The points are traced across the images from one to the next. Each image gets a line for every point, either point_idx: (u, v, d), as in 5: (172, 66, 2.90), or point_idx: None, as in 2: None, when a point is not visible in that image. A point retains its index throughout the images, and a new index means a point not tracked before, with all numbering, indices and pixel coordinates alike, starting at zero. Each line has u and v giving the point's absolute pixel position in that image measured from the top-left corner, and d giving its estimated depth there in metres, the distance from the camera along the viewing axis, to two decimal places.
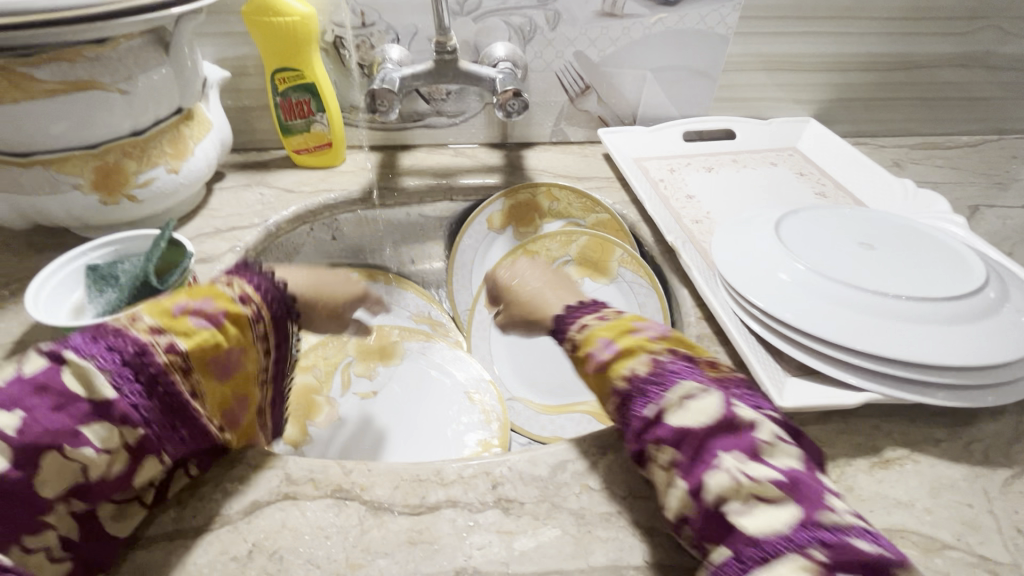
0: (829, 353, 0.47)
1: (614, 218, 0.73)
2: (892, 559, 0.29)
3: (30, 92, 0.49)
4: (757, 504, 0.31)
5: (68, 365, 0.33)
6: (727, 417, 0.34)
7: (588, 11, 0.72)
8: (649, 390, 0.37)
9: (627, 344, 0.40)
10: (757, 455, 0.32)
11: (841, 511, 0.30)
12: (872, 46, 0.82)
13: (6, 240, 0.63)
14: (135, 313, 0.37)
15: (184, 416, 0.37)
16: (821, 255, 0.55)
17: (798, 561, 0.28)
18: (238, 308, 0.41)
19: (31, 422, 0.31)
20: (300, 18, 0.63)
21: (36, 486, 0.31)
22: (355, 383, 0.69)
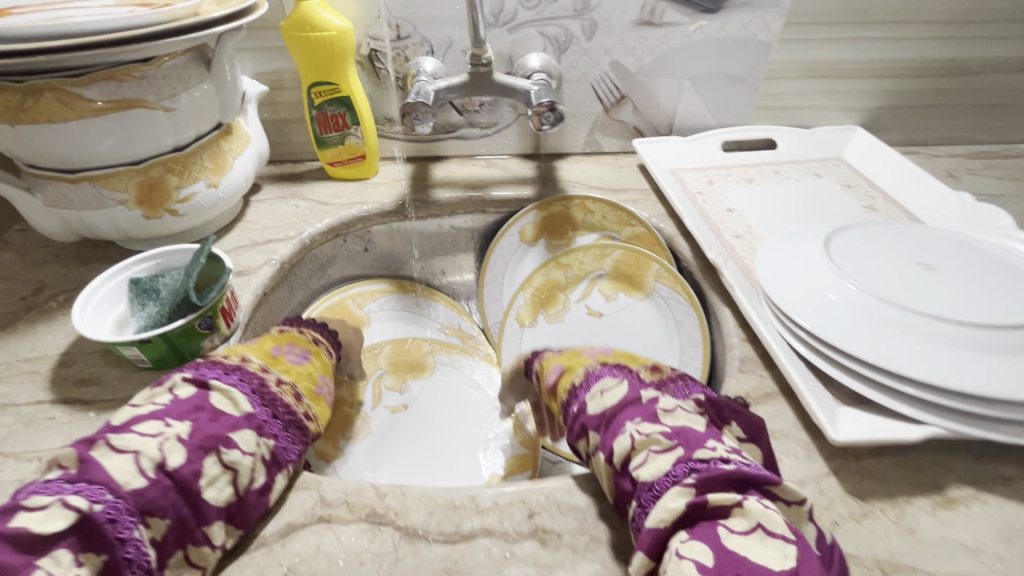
0: (884, 382, 0.44)
1: (649, 232, 0.71)
2: (757, 476, 0.36)
3: (80, 111, 0.50)
4: (652, 456, 0.38)
5: (215, 390, 0.41)
6: (629, 396, 0.42)
7: (626, 20, 0.71)
8: (577, 391, 0.45)
9: (569, 364, 0.49)
10: (653, 418, 0.40)
11: (717, 449, 0.38)
12: (926, 51, 0.78)
13: (54, 252, 0.65)
14: (242, 356, 0.46)
15: (304, 432, 0.44)
16: (873, 274, 0.52)
17: (677, 490, 0.35)
18: (315, 348, 0.53)
19: (197, 430, 0.37)
20: (337, 32, 0.64)
21: (199, 490, 0.36)
22: (387, 396, 0.68)
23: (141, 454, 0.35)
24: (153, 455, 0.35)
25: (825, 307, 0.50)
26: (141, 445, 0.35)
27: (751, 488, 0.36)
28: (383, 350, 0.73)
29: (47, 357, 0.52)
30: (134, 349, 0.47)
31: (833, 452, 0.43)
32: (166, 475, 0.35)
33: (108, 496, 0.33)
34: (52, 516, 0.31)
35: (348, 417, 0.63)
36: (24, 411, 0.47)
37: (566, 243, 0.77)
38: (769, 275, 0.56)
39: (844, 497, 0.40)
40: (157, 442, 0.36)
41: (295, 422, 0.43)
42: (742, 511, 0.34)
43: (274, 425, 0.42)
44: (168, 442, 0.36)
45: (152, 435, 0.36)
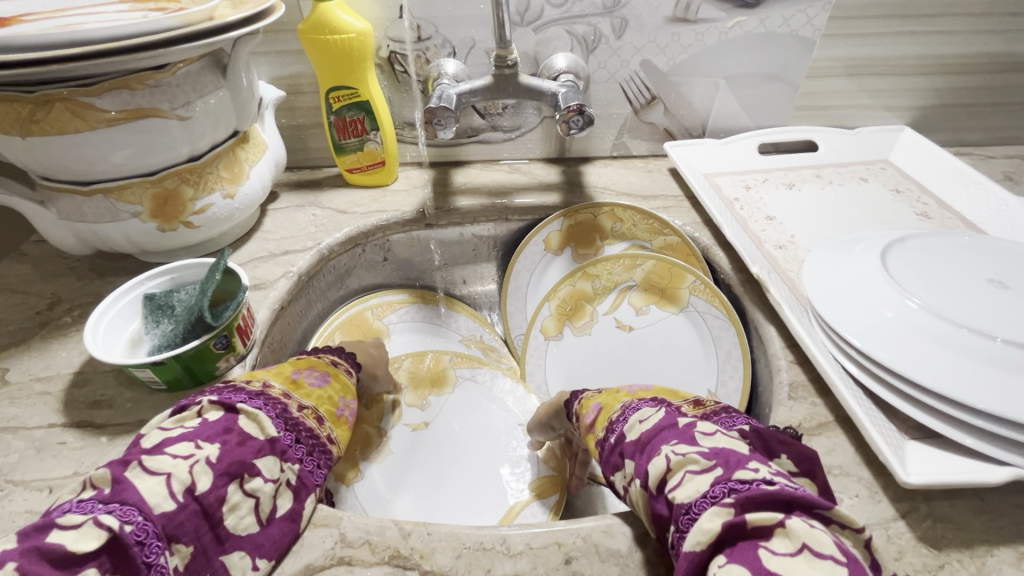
0: (956, 414, 0.40)
1: (684, 241, 0.67)
2: (807, 499, 0.32)
3: (92, 122, 0.48)
4: (689, 477, 0.35)
5: (244, 413, 0.38)
6: (665, 421, 0.40)
7: (659, 17, 0.67)
8: (615, 425, 0.44)
9: (606, 400, 0.48)
10: (692, 440, 0.37)
11: (761, 470, 0.34)
12: (982, 44, 0.73)
13: (70, 264, 0.63)
14: (262, 380, 0.44)
15: (328, 457, 0.42)
16: (936, 291, 0.47)
17: (714, 510, 0.32)
18: (335, 370, 0.51)
19: (225, 454, 0.35)
20: (356, 34, 0.61)
21: (221, 518, 0.34)
22: (406, 413, 0.65)
23: (172, 476, 0.33)
24: (184, 478, 0.33)
25: (882, 325, 0.46)
26: (173, 467, 0.34)
27: (799, 509, 0.32)
28: (403, 364, 0.70)
29: (60, 376, 0.50)
30: (146, 371, 0.45)
31: (899, 492, 0.40)
32: (194, 499, 0.33)
33: (139, 519, 0.31)
34: (86, 535, 0.29)
35: (366, 438, 0.61)
36: (36, 435, 0.45)
37: (592, 253, 0.74)
38: (819, 290, 0.52)
39: (915, 544, 0.37)
40: (188, 464, 0.34)
41: (319, 447, 0.42)
42: (785, 531, 0.31)
43: (298, 450, 0.40)
44: (197, 465, 0.34)
45: (184, 456, 0.34)
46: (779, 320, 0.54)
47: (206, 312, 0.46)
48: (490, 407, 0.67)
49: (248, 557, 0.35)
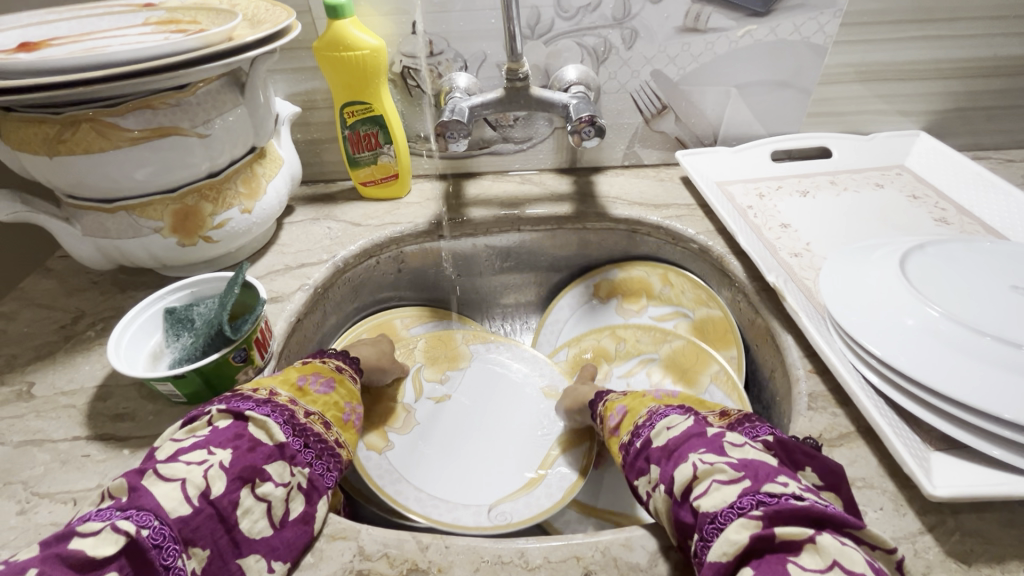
0: (981, 424, 0.39)
1: (726, 319, 0.66)
2: (836, 516, 0.32)
3: (116, 141, 0.49)
4: (716, 487, 0.35)
5: (251, 420, 0.39)
6: (694, 429, 0.40)
7: (668, 27, 0.67)
8: (641, 428, 0.44)
9: (633, 404, 0.49)
10: (720, 450, 0.37)
11: (791, 485, 0.34)
12: (998, 48, 0.72)
13: (93, 279, 0.65)
14: (268, 389, 0.44)
15: (338, 460, 0.43)
16: (958, 298, 0.47)
17: (742, 522, 0.32)
18: (340, 375, 0.51)
19: (237, 459, 0.36)
20: (370, 51, 0.62)
21: (236, 522, 0.35)
22: (427, 387, 0.66)
23: (186, 482, 0.34)
24: (198, 483, 0.34)
25: (903, 333, 0.45)
26: (187, 473, 0.35)
27: (829, 528, 0.32)
28: (421, 342, 0.72)
29: (84, 390, 0.51)
30: (168, 384, 0.46)
31: (925, 506, 0.39)
32: (209, 503, 0.34)
33: (155, 523, 0.32)
34: (103, 541, 0.30)
35: (392, 411, 0.62)
36: (61, 448, 0.46)
37: (634, 310, 0.75)
38: (837, 297, 0.51)
39: (944, 559, 0.36)
40: (202, 469, 0.35)
41: (327, 450, 0.42)
42: (816, 548, 0.31)
43: (307, 455, 0.41)
44: (212, 470, 0.35)
45: (197, 463, 0.35)
46: (797, 329, 0.54)
47: (225, 326, 0.47)
48: (512, 383, 0.68)
49: (263, 560, 0.35)
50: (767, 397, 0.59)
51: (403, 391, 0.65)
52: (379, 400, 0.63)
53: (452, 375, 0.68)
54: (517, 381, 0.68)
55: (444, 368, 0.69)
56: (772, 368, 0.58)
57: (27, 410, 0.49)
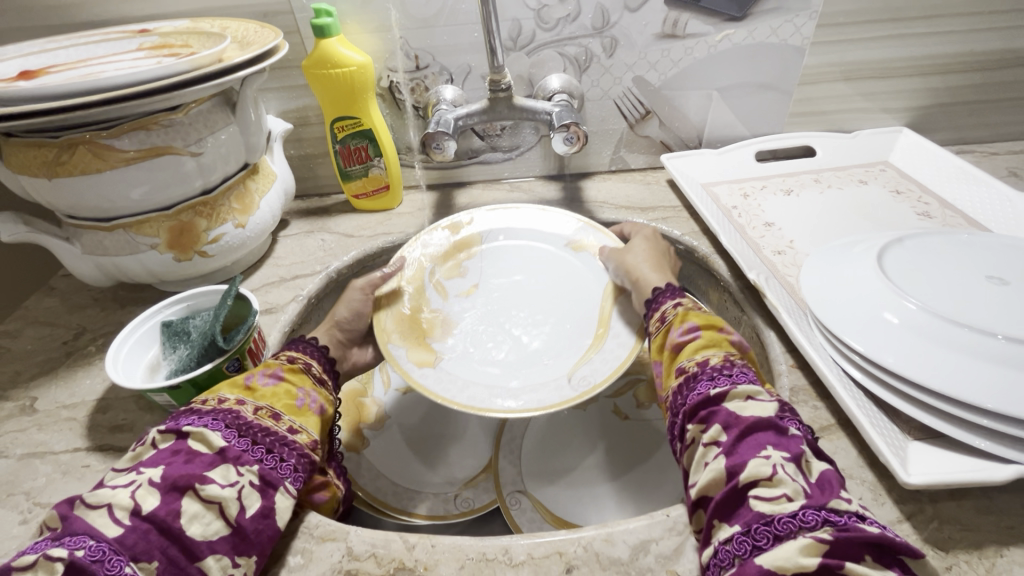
0: (955, 412, 0.40)
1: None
2: (902, 548, 0.30)
3: (111, 161, 0.51)
4: (785, 499, 0.32)
5: (190, 435, 0.38)
6: (778, 420, 0.37)
7: (648, 34, 0.69)
8: (717, 373, 0.40)
9: (711, 336, 0.44)
10: (800, 461, 0.34)
11: (855, 507, 0.33)
12: (976, 44, 0.73)
13: (94, 296, 0.67)
14: (217, 396, 0.43)
15: (292, 447, 0.41)
16: (934, 289, 0.47)
17: (806, 543, 0.30)
18: (291, 366, 0.49)
19: (170, 472, 0.35)
20: (357, 67, 0.64)
21: (181, 529, 0.33)
22: (449, 286, 0.65)
23: (114, 506, 0.33)
24: (126, 503, 0.33)
25: (881, 328, 0.46)
26: (114, 496, 0.33)
27: (895, 564, 0.30)
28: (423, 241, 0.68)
29: (84, 403, 0.53)
30: (163, 395, 0.47)
31: (904, 494, 0.39)
32: (144, 519, 0.33)
33: (90, 543, 0.31)
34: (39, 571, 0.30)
35: (424, 322, 0.61)
36: (62, 459, 0.47)
37: None
38: (817, 294, 0.52)
39: (922, 546, 0.36)
40: (130, 490, 0.34)
41: (279, 442, 0.41)
42: None
43: (255, 452, 0.39)
44: (141, 489, 0.34)
45: (125, 485, 0.34)
46: (779, 325, 0.55)
47: (218, 337, 0.48)
48: (536, 259, 0.68)
49: (226, 558, 0.34)
50: None
51: (426, 299, 0.63)
52: (407, 313, 0.60)
53: (468, 267, 0.67)
54: (541, 253, 0.68)
55: (457, 261, 0.68)
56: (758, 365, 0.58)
57: (30, 423, 0.51)
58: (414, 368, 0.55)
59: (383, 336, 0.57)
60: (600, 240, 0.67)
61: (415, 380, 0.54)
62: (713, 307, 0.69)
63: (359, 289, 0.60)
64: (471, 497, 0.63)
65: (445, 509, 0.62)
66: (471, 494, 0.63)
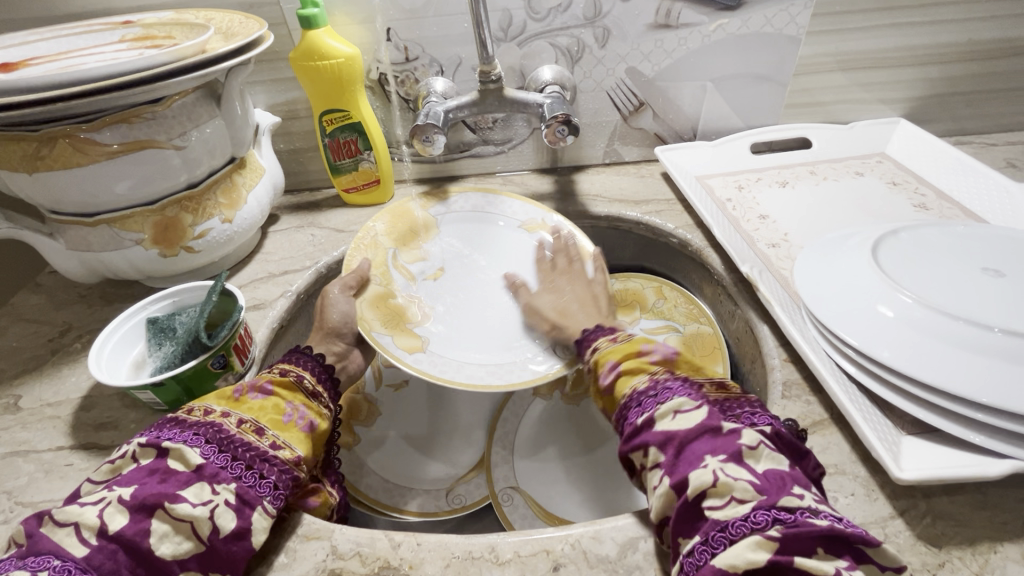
0: (950, 406, 0.39)
1: (716, 337, 0.64)
2: (852, 535, 0.31)
3: (94, 155, 0.50)
4: (734, 503, 0.32)
5: (167, 451, 0.37)
6: (710, 423, 0.36)
7: (640, 25, 0.68)
8: (643, 401, 0.40)
9: (630, 365, 0.44)
10: (739, 458, 0.34)
11: (807, 498, 0.33)
12: (974, 32, 0.72)
13: (81, 293, 0.66)
14: (203, 407, 0.42)
15: (273, 464, 0.39)
16: (929, 282, 0.47)
17: (757, 541, 0.30)
18: (284, 378, 0.46)
19: (142, 490, 0.34)
20: (345, 59, 0.63)
21: (151, 548, 0.33)
22: (413, 270, 0.64)
23: (80, 525, 0.32)
24: (93, 523, 0.33)
25: (874, 321, 0.45)
26: (81, 515, 0.33)
27: (848, 553, 0.30)
28: (378, 225, 0.65)
29: (69, 401, 0.52)
30: (147, 393, 0.47)
31: (897, 490, 0.39)
32: (111, 539, 0.32)
33: (54, 563, 0.31)
34: None
35: (399, 307, 0.59)
36: (44, 458, 0.47)
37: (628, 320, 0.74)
38: (809, 286, 0.52)
39: (915, 543, 0.36)
40: (98, 508, 0.33)
41: (259, 458, 0.39)
42: None
43: (234, 469, 0.38)
44: (109, 507, 0.33)
45: (93, 502, 0.34)
46: (773, 319, 0.54)
47: (201, 333, 0.48)
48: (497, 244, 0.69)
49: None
50: (746, 389, 0.59)
51: (393, 283, 0.61)
52: (379, 298, 0.59)
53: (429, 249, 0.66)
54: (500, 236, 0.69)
55: (415, 245, 0.66)
56: (752, 359, 0.58)
57: (13, 422, 0.50)
58: (405, 354, 0.54)
59: (365, 324, 0.55)
60: (552, 220, 0.69)
61: (411, 365, 0.53)
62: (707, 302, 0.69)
63: (338, 293, 0.56)
64: (463, 493, 0.63)
65: (436, 505, 0.61)
66: (463, 491, 0.63)
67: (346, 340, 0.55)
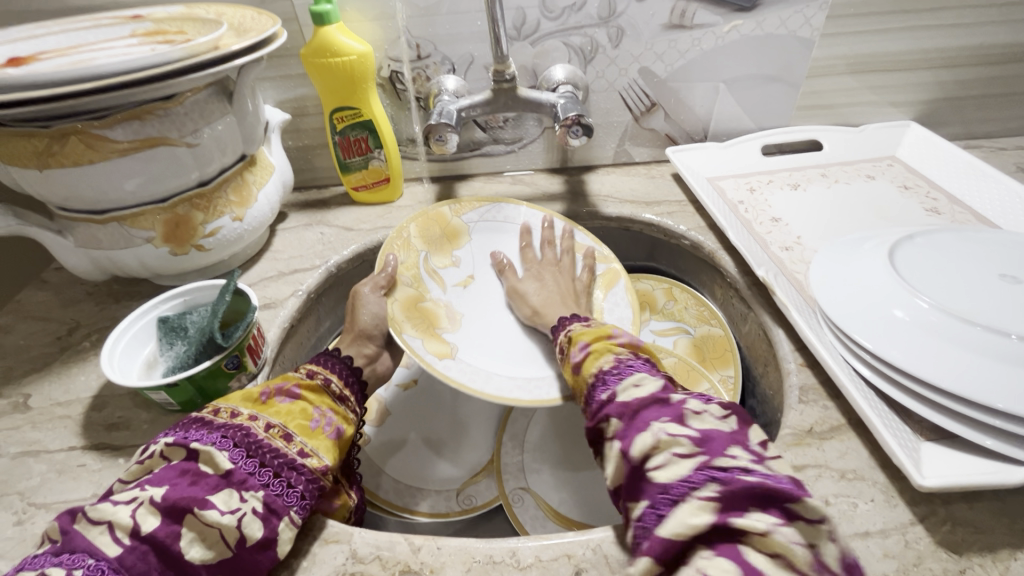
0: (966, 413, 0.39)
1: (726, 338, 0.66)
2: (783, 491, 0.31)
3: (105, 152, 0.49)
4: (673, 459, 0.34)
5: (198, 453, 0.37)
6: (660, 393, 0.39)
7: (655, 24, 0.67)
8: (609, 378, 0.42)
9: (598, 346, 0.46)
10: (682, 420, 0.36)
11: (741, 456, 0.34)
12: (987, 36, 0.72)
13: (88, 290, 0.65)
14: (230, 408, 0.41)
15: (301, 472, 0.39)
16: (946, 288, 0.47)
17: (695, 504, 0.32)
18: (309, 382, 0.46)
19: (173, 492, 0.34)
20: (357, 56, 0.62)
21: (181, 551, 0.33)
22: (445, 275, 0.65)
23: (113, 524, 0.32)
24: (126, 523, 0.32)
25: (890, 325, 0.45)
26: (114, 514, 0.32)
27: (775, 507, 0.31)
28: (410, 229, 0.65)
29: (79, 401, 0.51)
30: (161, 393, 0.46)
31: (916, 496, 0.39)
32: (143, 540, 0.32)
33: (89, 562, 0.31)
34: None
35: (429, 311, 0.61)
36: (57, 458, 0.46)
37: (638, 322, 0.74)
38: (826, 291, 0.51)
39: (935, 550, 0.36)
40: (131, 507, 0.33)
41: (287, 465, 0.39)
42: None
43: (262, 476, 0.38)
44: (142, 507, 0.33)
45: (126, 501, 0.33)
46: (787, 322, 0.54)
47: (217, 334, 0.47)
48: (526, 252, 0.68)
49: None
50: (759, 392, 0.59)
51: (425, 286, 0.63)
52: (411, 302, 0.60)
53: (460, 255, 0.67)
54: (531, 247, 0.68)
55: (447, 250, 0.67)
56: (765, 363, 0.58)
57: (23, 421, 0.50)
58: (436, 360, 0.55)
59: (397, 326, 0.56)
60: (579, 239, 0.68)
61: (441, 372, 0.54)
62: (717, 303, 0.69)
63: (369, 293, 0.57)
64: (473, 493, 0.62)
65: (446, 506, 0.61)
66: (473, 491, 0.63)
67: (377, 342, 0.55)
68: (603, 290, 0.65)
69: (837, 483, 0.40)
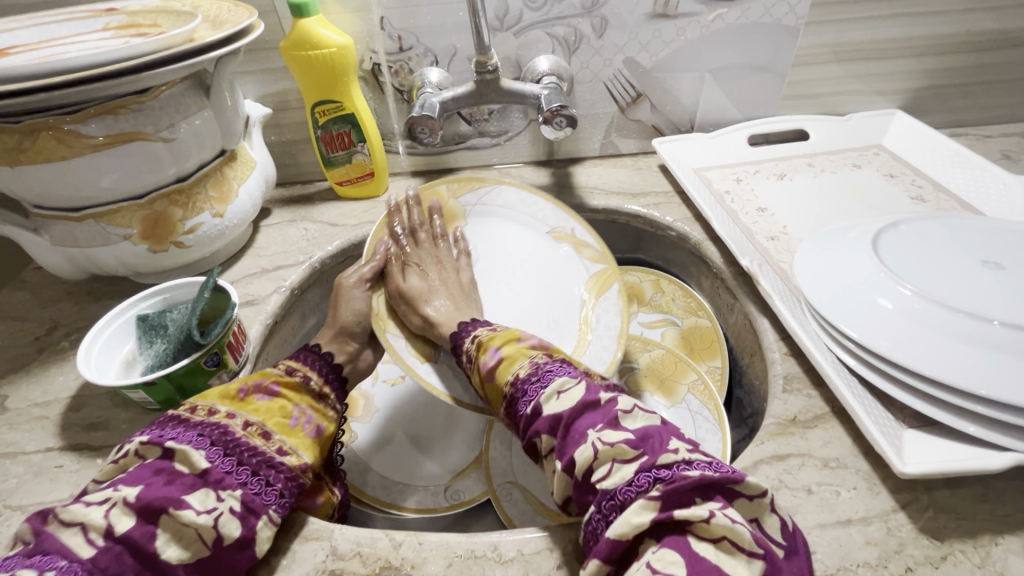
0: (947, 399, 0.39)
1: (714, 330, 0.66)
2: (724, 477, 0.33)
3: (79, 148, 0.49)
4: (617, 467, 0.34)
5: (173, 454, 0.36)
6: (584, 399, 0.39)
7: (638, 14, 0.67)
8: (528, 389, 0.41)
9: (509, 352, 0.46)
10: (615, 424, 0.36)
11: (680, 449, 0.35)
12: (972, 23, 0.71)
13: (68, 289, 0.64)
14: (207, 406, 0.40)
15: (279, 470, 0.39)
16: (930, 274, 0.46)
17: (642, 504, 0.32)
18: (288, 379, 0.46)
19: (147, 491, 0.33)
20: (337, 49, 0.61)
21: (156, 551, 0.32)
22: None
23: (87, 525, 0.32)
24: (100, 524, 0.32)
25: (876, 313, 0.45)
26: (88, 514, 0.32)
27: (718, 494, 0.33)
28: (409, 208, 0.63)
29: (57, 401, 0.51)
30: (139, 392, 0.46)
31: (899, 483, 0.39)
32: (117, 541, 0.32)
33: (61, 563, 0.30)
34: None
35: None
36: (34, 459, 0.46)
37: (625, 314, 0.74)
38: (810, 280, 0.51)
39: (917, 536, 0.36)
40: (103, 508, 0.32)
41: (265, 464, 0.38)
42: None
43: (240, 474, 0.37)
44: (115, 508, 0.32)
45: (99, 501, 0.33)
46: (773, 312, 0.54)
47: (194, 332, 0.47)
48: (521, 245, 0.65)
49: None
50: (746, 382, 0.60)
51: None
52: None
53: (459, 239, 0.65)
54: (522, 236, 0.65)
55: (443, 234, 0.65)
56: (750, 352, 0.58)
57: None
58: (416, 362, 0.55)
59: (380, 322, 0.57)
60: (582, 232, 0.65)
61: (420, 376, 0.54)
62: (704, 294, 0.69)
63: (354, 286, 0.57)
64: (461, 489, 0.62)
65: (434, 502, 0.61)
66: (461, 487, 0.63)
67: (360, 339, 0.55)
68: (594, 295, 0.61)
69: (820, 472, 0.40)
